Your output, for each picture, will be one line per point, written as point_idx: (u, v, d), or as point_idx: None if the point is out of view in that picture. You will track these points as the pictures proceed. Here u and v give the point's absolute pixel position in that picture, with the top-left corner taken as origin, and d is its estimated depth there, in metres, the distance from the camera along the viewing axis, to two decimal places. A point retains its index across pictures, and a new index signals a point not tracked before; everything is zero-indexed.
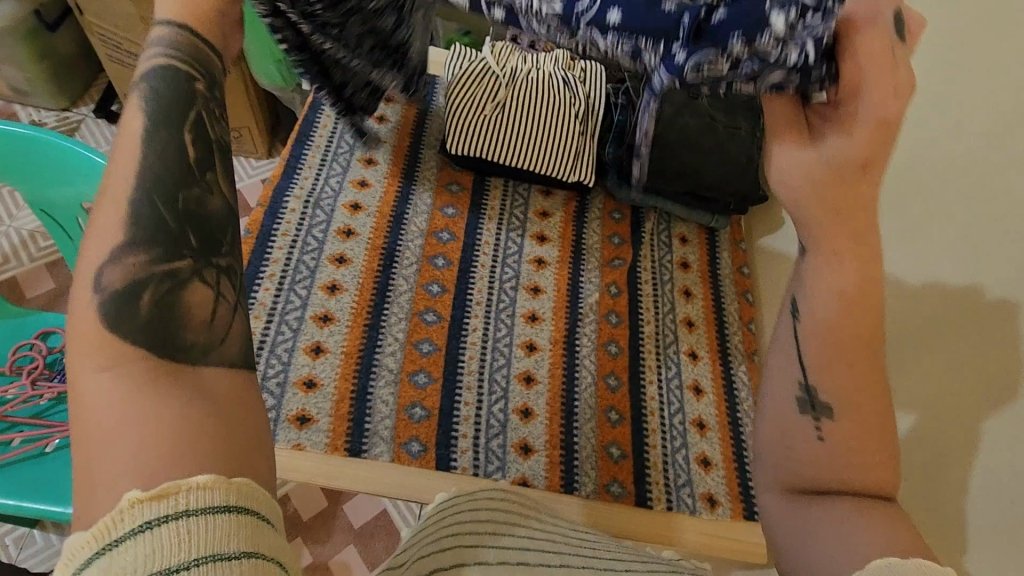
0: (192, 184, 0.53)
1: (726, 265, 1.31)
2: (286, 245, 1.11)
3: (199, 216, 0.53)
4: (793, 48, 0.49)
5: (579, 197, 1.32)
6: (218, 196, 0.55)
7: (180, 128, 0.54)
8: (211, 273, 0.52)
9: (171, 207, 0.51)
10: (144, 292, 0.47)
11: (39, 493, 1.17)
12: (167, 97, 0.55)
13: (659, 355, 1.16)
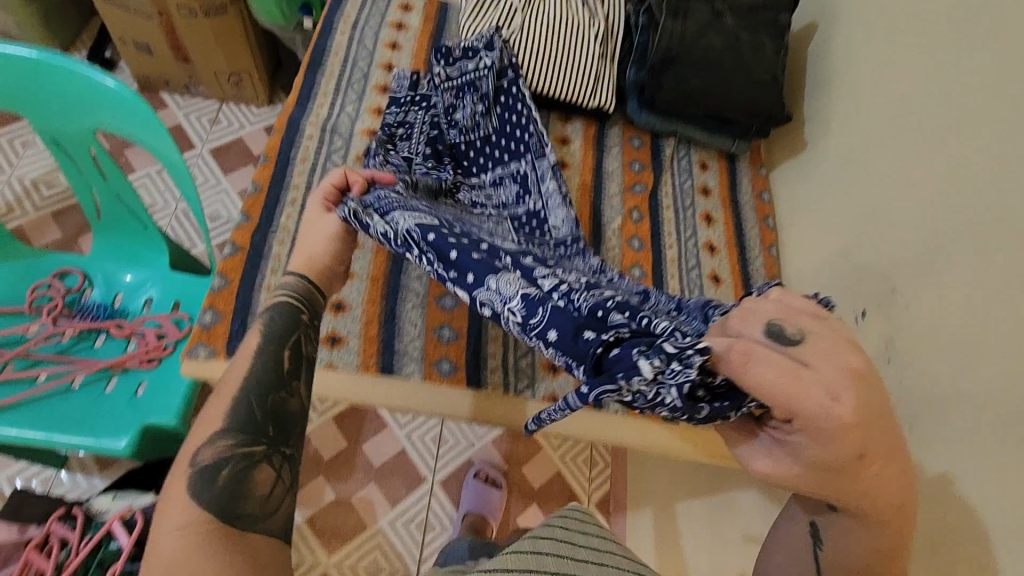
0: (280, 390, 0.76)
1: (747, 192, 1.31)
2: (306, 170, 1.10)
3: (282, 415, 0.75)
4: (665, 391, 0.61)
5: (598, 124, 1.29)
6: (297, 400, 0.78)
7: (282, 348, 0.80)
8: (277, 458, 0.72)
9: (262, 405, 0.74)
10: (227, 468, 0.67)
11: (76, 428, 1.22)
12: (278, 329, 0.82)
13: (681, 277, 1.17)
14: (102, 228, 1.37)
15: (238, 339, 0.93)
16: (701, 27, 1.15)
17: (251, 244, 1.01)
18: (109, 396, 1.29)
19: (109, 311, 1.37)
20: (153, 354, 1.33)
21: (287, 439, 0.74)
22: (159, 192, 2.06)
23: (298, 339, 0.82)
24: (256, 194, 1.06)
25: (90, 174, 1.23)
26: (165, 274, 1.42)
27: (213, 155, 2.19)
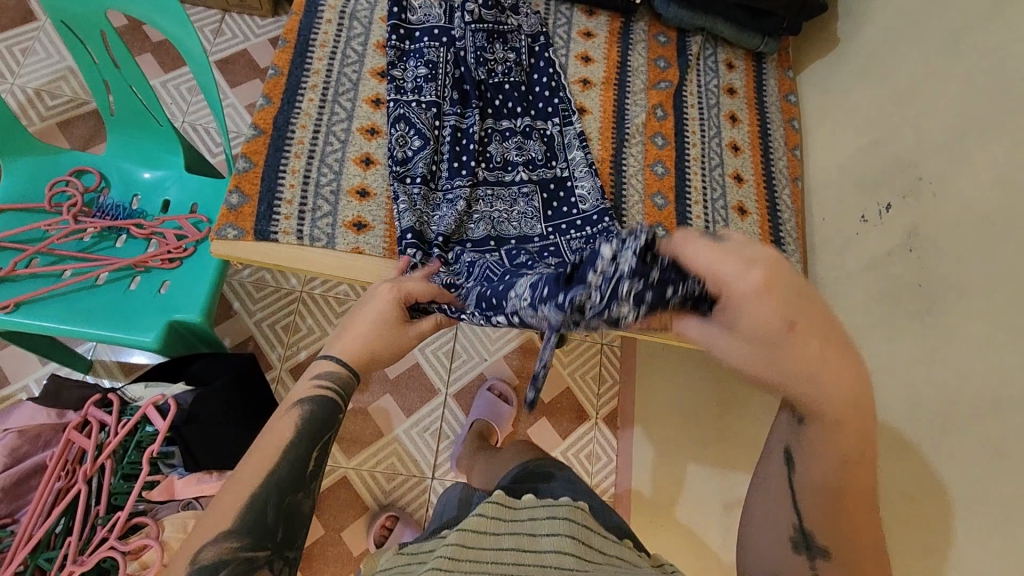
0: (298, 492, 0.74)
1: (774, 94, 1.27)
2: (325, 56, 1.07)
3: (293, 519, 0.72)
4: (624, 263, 0.60)
5: (623, 18, 1.24)
6: (311, 498, 0.75)
7: (312, 447, 0.78)
8: (279, 563, 0.69)
9: (274, 508, 0.70)
10: (225, 570, 0.65)
11: (104, 321, 1.25)
12: (318, 414, 0.80)
13: (705, 178, 1.16)
14: (116, 126, 1.35)
15: (265, 220, 0.94)
16: None
17: (274, 128, 1.00)
18: (134, 292, 1.31)
19: (129, 212, 1.37)
20: (174, 256, 1.34)
21: (292, 543, 0.72)
22: (166, 103, 2.04)
23: (328, 436, 0.81)
24: (277, 78, 1.04)
25: (105, 65, 1.21)
26: (180, 176, 1.41)
27: (219, 68, 2.13)
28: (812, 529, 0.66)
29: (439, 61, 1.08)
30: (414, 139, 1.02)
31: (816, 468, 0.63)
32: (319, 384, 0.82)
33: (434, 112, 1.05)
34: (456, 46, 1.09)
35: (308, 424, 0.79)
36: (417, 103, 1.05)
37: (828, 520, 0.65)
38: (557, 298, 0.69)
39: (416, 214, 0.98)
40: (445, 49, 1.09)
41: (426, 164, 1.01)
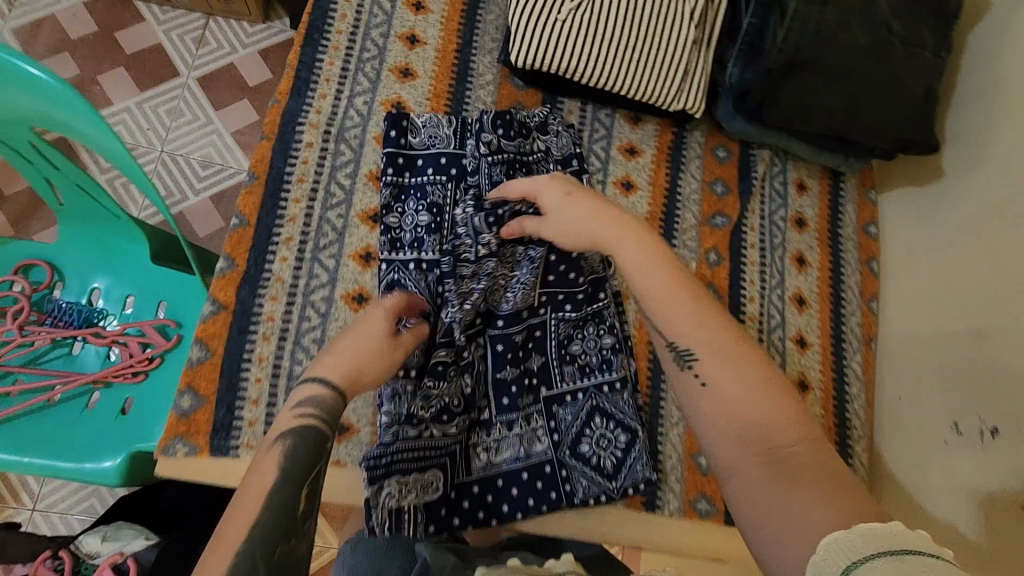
0: (289, 537, 0.56)
1: (850, 224, 1.05)
2: (304, 197, 0.85)
3: (288, 570, 0.56)
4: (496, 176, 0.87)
5: (676, 127, 1.01)
6: (308, 544, 0.58)
7: (300, 487, 0.60)
8: None
9: (268, 562, 0.54)
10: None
11: (56, 450, 1.09)
12: (300, 453, 0.62)
13: (761, 343, 0.97)
14: (67, 215, 1.15)
15: (224, 431, 0.77)
16: (847, 16, 0.79)
17: (237, 303, 0.80)
18: (93, 412, 1.15)
19: (86, 315, 1.18)
20: (137, 369, 1.17)
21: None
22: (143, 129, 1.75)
23: (316, 475, 0.63)
24: (242, 230, 0.83)
25: (38, 163, 1.00)
26: (144, 270, 1.21)
27: (201, 87, 1.81)
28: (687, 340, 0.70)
29: (445, 204, 0.87)
30: None
31: (646, 286, 0.73)
32: (304, 413, 0.66)
33: (434, 274, 0.85)
34: (468, 182, 0.88)
35: (289, 463, 0.61)
36: (411, 265, 0.85)
37: (666, 302, 0.72)
38: (485, 240, 0.84)
39: (394, 428, 0.80)
40: (454, 185, 0.88)
41: (421, 354, 0.84)
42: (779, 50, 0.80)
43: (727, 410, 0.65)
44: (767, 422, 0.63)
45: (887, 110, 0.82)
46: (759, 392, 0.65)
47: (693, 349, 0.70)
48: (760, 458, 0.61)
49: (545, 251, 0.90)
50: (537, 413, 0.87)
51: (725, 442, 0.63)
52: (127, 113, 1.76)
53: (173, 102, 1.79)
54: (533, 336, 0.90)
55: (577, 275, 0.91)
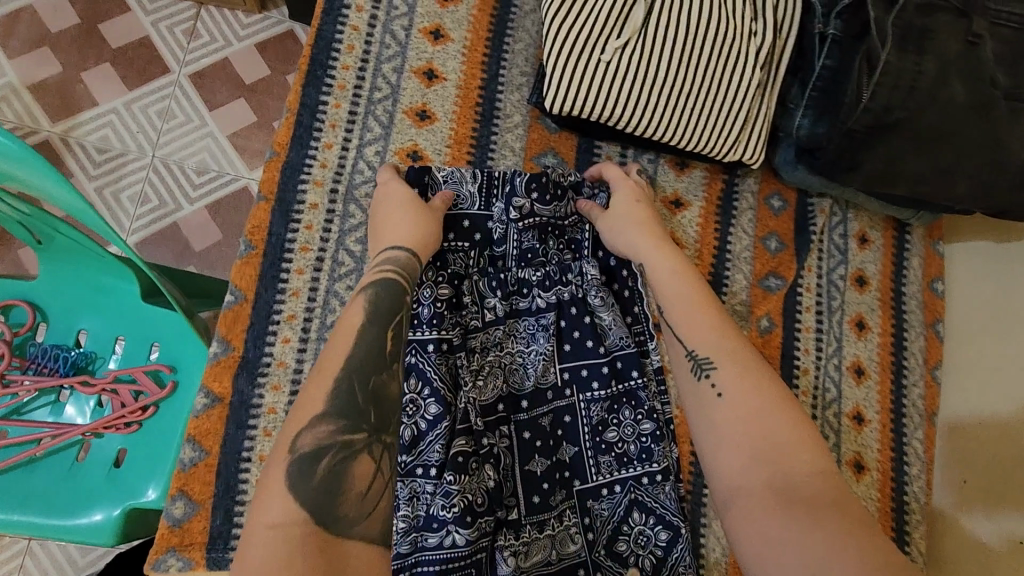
0: (382, 371, 0.71)
1: (915, 281, 0.94)
2: (308, 267, 0.76)
3: (383, 401, 0.70)
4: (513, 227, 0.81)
5: (726, 174, 0.90)
6: (398, 379, 0.72)
7: (385, 330, 0.72)
8: (376, 452, 0.68)
9: (364, 390, 0.69)
10: (326, 459, 0.65)
11: (45, 507, 0.99)
12: (383, 301, 0.72)
13: (815, 421, 0.87)
14: (45, 253, 1.02)
15: (222, 540, 0.70)
16: (945, 69, 0.68)
17: (234, 394, 0.72)
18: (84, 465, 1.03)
19: (74, 361, 1.06)
20: (130, 419, 1.03)
21: (387, 425, 0.70)
22: (125, 135, 1.27)
23: (401, 317, 0.73)
24: (239, 307, 0.73)
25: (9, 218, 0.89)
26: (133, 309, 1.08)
27: (193, 85, 1.31)
28: (697, 344, 0.72)
29: (467, 274, 0.80)
30: (428, 403, 0.74)
31: (675, 304, 0.75)
32: (385, 267, 0.73)
33: (453, 359, 0.77)
34: (493, 251, 0.81)
35: (375, 309, 0.72)
36: (432, 346, 0.75)
37: (691, 314, 0.74)
38: (491, 303, 0.80)
39: (412, 537, 0.71)
40: (477, 253, 0.81)
41: (443, 446, 0.73)
42: (864, 108, 0.70)
43: (740, 417, 0.65)
44: (778, 449, 0.63)
45: (978, 174, 0.73)
46: (770, 414, 0.65)
47: (712, 358, 0.70)
48: (762, 475, 0.61)
49: (554, 314, 0.81)
50: (570, 510, 0.78)
51: (733, 453, 0.64)
52: (115, 112, 1.28)
53: (165, 100, 1.29)
54: (562, 422, 0.80)
55: (596, 344, 0.81)
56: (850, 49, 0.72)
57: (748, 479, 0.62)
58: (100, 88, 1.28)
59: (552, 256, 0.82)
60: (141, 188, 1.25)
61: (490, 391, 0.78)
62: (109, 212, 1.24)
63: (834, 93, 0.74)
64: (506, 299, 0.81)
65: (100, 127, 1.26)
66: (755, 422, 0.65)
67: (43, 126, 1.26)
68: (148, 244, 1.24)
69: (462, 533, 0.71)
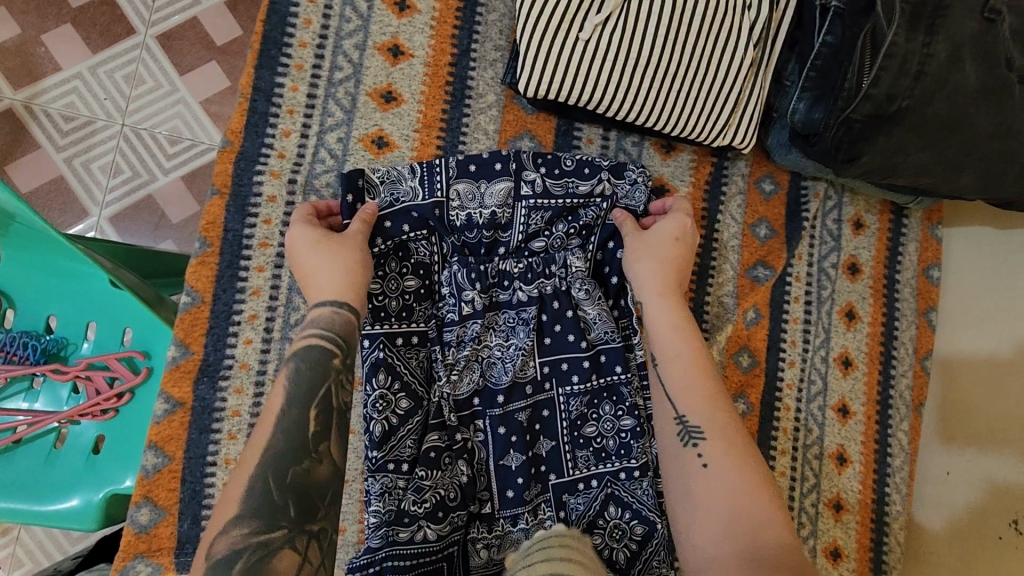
0: (303, 459, 0.56)
1: (910, 268, 0.90)
2: (269, 264, 0.72)
3: (309, 491, 0.56)
4: (483, 210, 0.75)
5: (715, 157, 0.84)
6: (329, 465, 0.57)
7: (307, 408, 0.58)
8: (302, 541, 0.54)
9: (281, 484, 0.55)
10: (240, 564, 0.52)
11: (22, 490, 0.94)
12: (310, 374, 0.60)
13: (799, 415, 0.85)
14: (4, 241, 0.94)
15: (190, 546, 0.68)
16: (958, 51, 0.63)
17: (195, 399, 0.69)
18: (63, 453, 0.97)
19: (45, 348, 0.98)
20: (107, 405, 0.97)
21: (314, 513, 0.55)
22: (94, 102, 1.10)
23: (329, 389, 0.60)
24: (196, 309, 0.69)
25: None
26: (103, 297, 0.99)
27: (159, 47, 1.12)
28: (691, 411, 0.67)
29: (433, 263, 0.75)
30: (399, 398, 0.71)
31: (672, 365, 0.70)
32: (311, 332, 0.63)
33: (426, 350, 0.74)
34: (465, 239, 0.75)
35: (296, 387, 0.59)
36: (400, 339, 0.73)
37: (688, 371, 0.69)
38: (468, 296, 0.74)
39: (383, 531, 0.69)
40: (440, 241, 0.75)
41: (415, 442, 0.71)
42: (865, 95, 0.64)
43: (726, 496, 0.61)
44: (756, 523, 0.59)
45: (985, 165, 0.69)
46: (748, 495, 0.61)
47: (702, 427, 0.65)
48: (736, 545, 0.58)
49: (536, 309, 0.76)
50: (545, 504, 0.75)
51: (710, 528, 0.60)
52: (79, 77, 1.10)
53: (132, 63, 1.11)
54: (540, 417, 0.76)
55: (578, 338, 0.76)
56: (853, 26, 0.66)
57: (720, 550, 0.58)
58: (60, 49, 1.10)
59: (557, 242, 0.77)
60: (113, 160, 1.10)
61: (466, 386, 0.74)
62: (78, 186, 1.09)
63: (834, 76, 0.68)
64: (486, 294, 0.76)
65: (64, 94, 1.10)
66: (733, 506, 0.60)
67: (3, 94, 1.09)
68: (122, 220, 1.09)
69: (429, 526, 0.70)
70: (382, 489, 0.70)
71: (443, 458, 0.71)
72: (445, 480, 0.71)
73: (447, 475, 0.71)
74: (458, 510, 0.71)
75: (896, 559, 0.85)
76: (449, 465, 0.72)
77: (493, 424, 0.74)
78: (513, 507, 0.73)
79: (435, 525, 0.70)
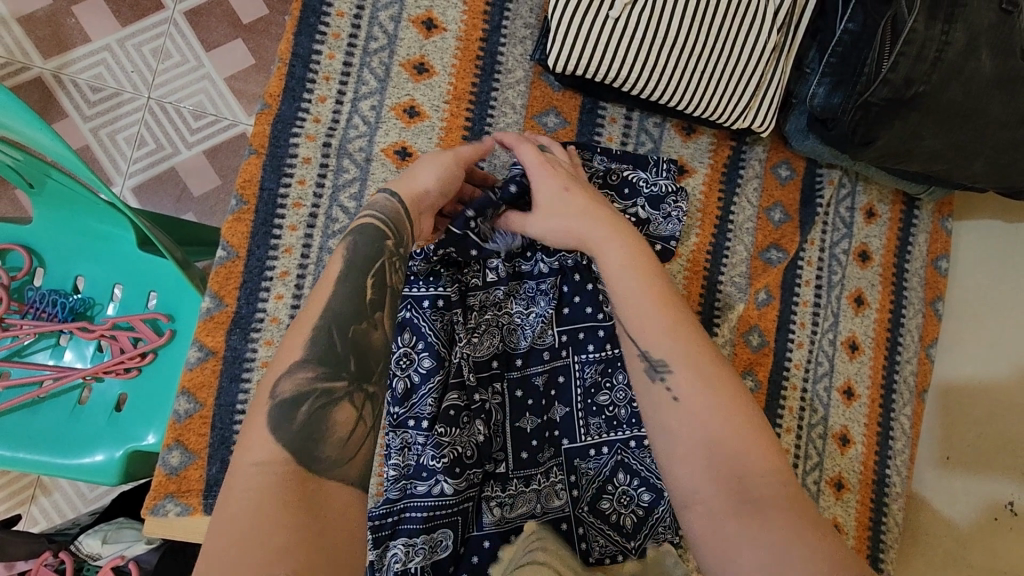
0: (361, 320, 0.56)
1: (919, 258, 0.93)
2: (301, 223, 0.74)
3: (365, 352, 0.55)
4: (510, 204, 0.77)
5: (735, 140, 0.87)
6: (382, 333, 0.57)
7: (364, 275, 0.58)
8: (360, 399, 0.54)
9: (343, 338, 0.55)
10: (306, 405, 0.51)
11: (43, 443, 0.96)
12: (367, 249, 0.60)
13: (805, 394, 0.87)
14: (39, 198, 0.96)
15: (218, 489, 0.71)
16: (974, 40, 0.65)
17: (227, 349, 0.72)
18: (86, 409, 0.99)
19: (72, 306, 1.00)
20: (130, 364, 0.99)
21: (370, 375, 0.55)
22: (123, 72, 1.13)
23: (383, 265, 0.60)
24: (230, 263, 0.72)
25: (31, 165, 0.84)
26: (130, 257, 1.01)
27: (186, 22, 1.14)
28: (657, 345, 0.63)
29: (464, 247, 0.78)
30: (422, 357, 0.74)
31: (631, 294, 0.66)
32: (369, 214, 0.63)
33: (450, 314, 0.76)
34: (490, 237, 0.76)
35: (353, 255, 0.59)
36: (427, 303, 0.75)
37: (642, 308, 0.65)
38: (493, 264, 0.78)
39: (402, 484, 0.73)
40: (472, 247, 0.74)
41: (436, 400, 0.74)
42: (883, 79, 0.66)
43: (701, 430, 0.58)
44: (734, 448, 0.56)
45: (996, 153, 0.71)
46: (725, 419, 0.58)
47: (668, 358, 0.62)
48: (722, 479, 0.55)
49: (557, 279, 0.79)
50: (557, 467, 0.78)
51: (691, 459, 0.57)
52: (107, 49, 1.13)
53: (160, 37, 1.14)
54: (556, 382, 0.79)
55: (596, 310, 0.79)
56: (874, 14, 0.68)
57: (702, 487, 0.56)
58: (90, 20, 1.13)
59: None
60: (138, 131, 1.13)
61: (486, 348, 0.77)
62: (108, 153, 1.12)
63: (854, 62, 0.71)
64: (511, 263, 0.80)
65: (91, 65, 1.12)
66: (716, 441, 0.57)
67: (33, 61, 1.12)
68: (149, 189, 1.12)
69: (448, 482, 0.72)
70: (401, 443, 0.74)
71: (461, 417, 0.74)
72: (464, 440, 0.74)
73: (465, 435, 0.74)
74: (474, 468, 0.74)
75: (893, 539, 0.88)
76: (467, 424, 0.74)
77: (510, 384, 0.78)
78: (526, 468, 0.77)
79: (452, 481, 0.72)
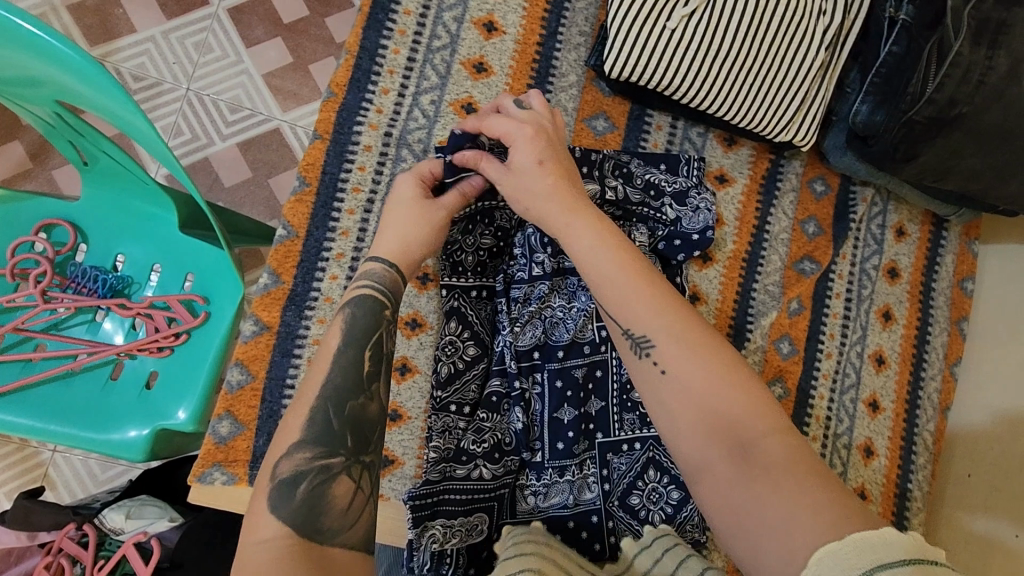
0: (359, 395, 0.60)
1: (947, 278, 0.95)
2: (359, 208, 0.77)
3: (362, 423, 0.60)
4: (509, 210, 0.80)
5: (774, 154, 0.90)
6: (378, 404, 0.62)
7: (361, 348, 0.63)
8: (357, 470, 0.57)
9: (341, 414, 0.58)
10: (305, 483, 0.54)
11: (72, 417, 0.92)
12: (362, 323, 0.64)
13: (832, 405, 0.89)
14: (88, 174, 0.95)
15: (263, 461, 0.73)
16: (1017, 65, 0.68)
17: (280, 324, 0.74)
18: (118, 385, 0.96)
19: (112, 284, 0.99)
20: (164, 343, 0.96)
21: (367, 446, 0.59)
22: (166, 63, 1.17)
23: (380, 336, 0.65)
24: (289, 242, 0.75)
25: (87, 133, 0.82)
26: (171, 239, 1.00)
27: (231, 18, 1.18)
28: (641, 325, 0.63)
29: (508, 227, 0.82)
30: (467, 345, 0.78)
31: (609, 282, 0.64)
32: (363, 283, 0.67)
33: (494, 304, 0.81)
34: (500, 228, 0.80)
35: (352, 328, 0.63)
36: (472, 291, 0.80)
37: (627, 293, 0.64)
38: (537, 257, 0.80)
39: (442, 467, 0.74)
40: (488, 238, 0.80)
41: (478, 386, 0.78)
42: (928, 99, 0.70)
43: (700, 408, 0.58)
44: (741, 418, 0.57)
45: None
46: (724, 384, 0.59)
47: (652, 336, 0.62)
48: None
49: None
50: (591, 460, 0.79)
51: (689, 428, 0.58)
52: (151, 40, 1.17)
53: (204, 31, 1.17)
54: (594, 376, 0.80)
55: None
56: (919, 38, 0.72)
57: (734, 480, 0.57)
58: (144, 12, 1.17)
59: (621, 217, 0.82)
60: (175, 121, 1.16)
61: (527, 338, 0.79)
62: None
63: (897, 83, 0.74)
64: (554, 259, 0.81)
65: (135, 55, 1.16)
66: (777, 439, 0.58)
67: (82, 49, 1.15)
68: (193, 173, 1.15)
69: (485, 465, 0.75)
70: (441, 428, 0.75)
71: (501, 406, 0.77)
72: (498, 427, 0.77)
73: (502, 424, 0.77)
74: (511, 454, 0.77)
75: None
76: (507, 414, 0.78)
77: (547, 376, 0.79)
78: (562, 461, 0.77)
79: (488, 464, 0.75)
